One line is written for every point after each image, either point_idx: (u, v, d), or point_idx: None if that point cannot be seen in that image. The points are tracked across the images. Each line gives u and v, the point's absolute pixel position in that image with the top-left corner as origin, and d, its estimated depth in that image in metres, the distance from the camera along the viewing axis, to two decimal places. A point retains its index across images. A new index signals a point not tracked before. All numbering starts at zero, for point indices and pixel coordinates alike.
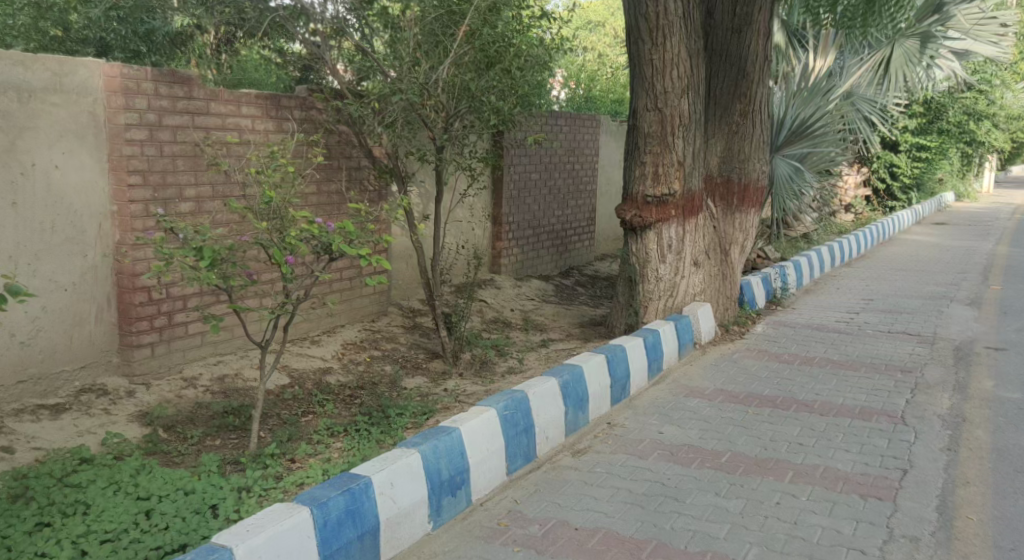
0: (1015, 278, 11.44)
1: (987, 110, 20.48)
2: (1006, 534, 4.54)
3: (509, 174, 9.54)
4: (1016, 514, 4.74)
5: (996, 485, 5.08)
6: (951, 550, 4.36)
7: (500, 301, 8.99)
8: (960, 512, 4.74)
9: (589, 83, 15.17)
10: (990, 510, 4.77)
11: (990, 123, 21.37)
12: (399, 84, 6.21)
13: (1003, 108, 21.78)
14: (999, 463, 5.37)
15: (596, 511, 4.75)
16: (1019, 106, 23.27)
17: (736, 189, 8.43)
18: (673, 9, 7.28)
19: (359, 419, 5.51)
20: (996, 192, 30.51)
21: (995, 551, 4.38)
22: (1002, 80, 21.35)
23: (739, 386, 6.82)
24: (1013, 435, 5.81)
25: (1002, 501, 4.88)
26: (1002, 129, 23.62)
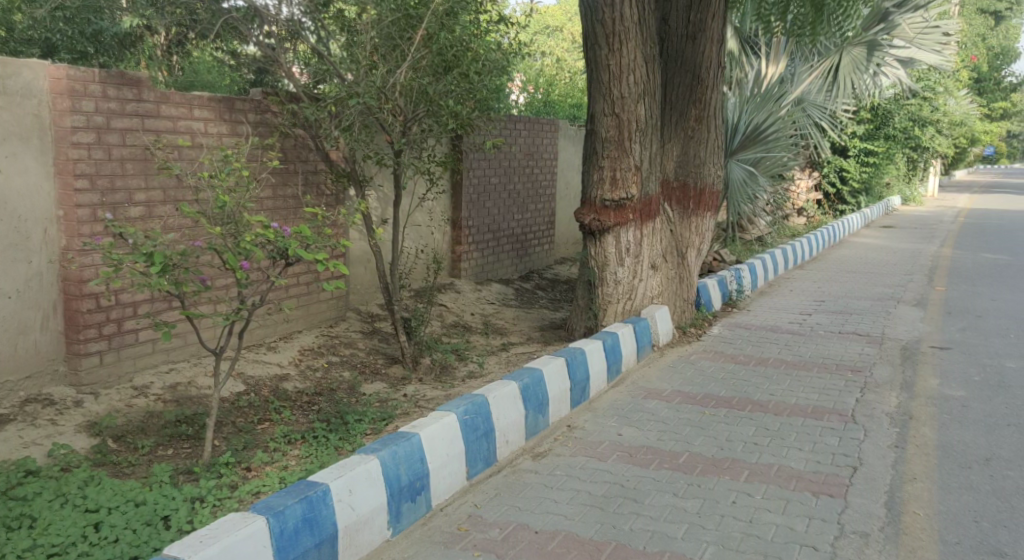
0: (960, 279, 11.71)
1: (931, 116, 20.98)
2: (951, 528, 4.63)
3: (467, 178, 9.53)
4: (960, 508, 4.84)
5: (942, 480, 5.18)
6: (899, 545, 4.44)
7: (459, 305, 8.97)
8: (908, 507, 4.83)
9: (548, 87, 15.22)
10: (935, 505, 4.87)
11: (934, 129, 21.91)
12: (356, 89, 6.17)
13: (946, 114, 22.35)
14: (943, 459, 5.48)
15: (555, 514, 4.76)
16: (963, 113, 23.88)
17: (692, 193, 8.51)
18: (629, 15, 7.34)
19: (317, 425, 5.46)
20: (942, 195, 31.23)
21: (940, 544, 4.46)
22: (945, 86, 21.89)
23: (697, 387, 6.88)
24: (958, 431, 5.94)
25: (947, 496, 4.98)
26: (946, 133, 24.19)
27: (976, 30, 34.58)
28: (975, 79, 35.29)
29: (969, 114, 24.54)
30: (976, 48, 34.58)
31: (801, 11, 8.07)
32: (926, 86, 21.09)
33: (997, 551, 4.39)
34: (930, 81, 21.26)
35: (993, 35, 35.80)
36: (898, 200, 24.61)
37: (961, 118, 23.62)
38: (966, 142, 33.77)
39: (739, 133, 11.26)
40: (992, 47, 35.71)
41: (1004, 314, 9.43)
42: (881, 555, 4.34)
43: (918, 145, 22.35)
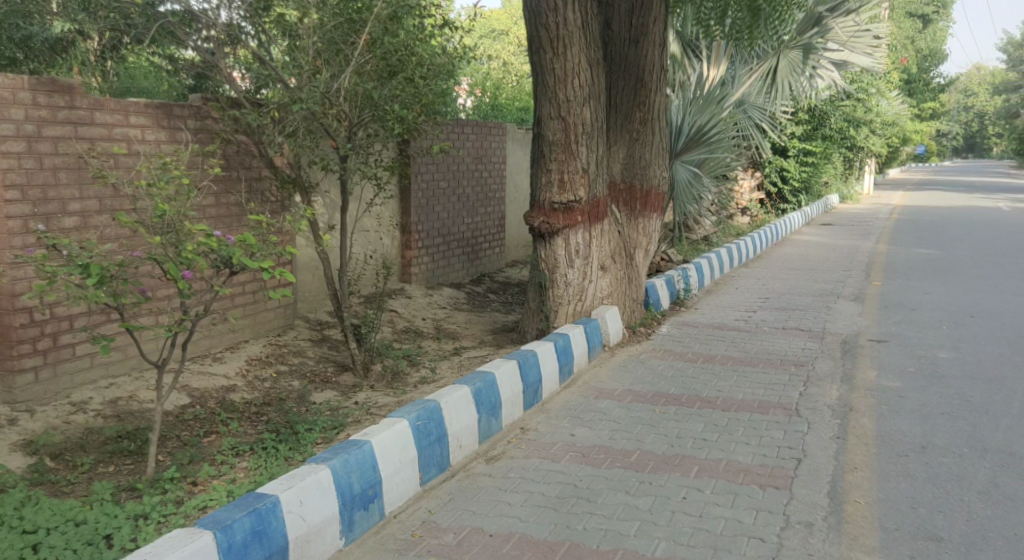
0: (896, 274, 11.99)
1: (863, 116, 21.45)
2: (890, 515, 4.71)
3: (416, 182, 9.48)
4: (898, 495, 4.93)
5: (881, 469, 5.28)
6: (842, 534, 4.51)
7: (411, 310, 8.92)
8: (849, 496, 4.91)
9: (495, 91, 15.20)
10: (875, 493, 4.96)
11: (866, 130, 22.50)
12: (299, 95, 6.08)
13: (878, 114, 22.86)
14: (882, 448, 5.59)
15: (509, 517, 4.74)
16: (895, 113, 24.50)
17: (639, 194, 8.59)
18: (573, 19, 7.38)
19: (266, 436, 5.37)
20: (878, 193, 31.98)
21: (881, 531, 4.53)
22: (877, 87, 22.39)
23: (647, 386, 6.93)
24: (895, 420, 6.06)
25: (886, 484, 5.08)
26: (879, 133, 24.70)
27: (905, 33, 35.40)
28: (906, 80, 36.13)
29: (901, 114, 25.12)
30: (907, 51, 35.48)
31: (738, 15, 8.18)
32: (859, 88, 21.52)
33: (934, 536, 4.48)
34: (864, 83, 21.74)
35: (921, 37, 36.65)
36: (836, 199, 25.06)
37: (893, 118, 24.13)
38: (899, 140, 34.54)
39: (683, 135, 11.38)
40: (920, 49, 36.58)
41: (937, 306, 9.68)
42: (825, 544, 4.41)
43: (853, 145, 22.84)
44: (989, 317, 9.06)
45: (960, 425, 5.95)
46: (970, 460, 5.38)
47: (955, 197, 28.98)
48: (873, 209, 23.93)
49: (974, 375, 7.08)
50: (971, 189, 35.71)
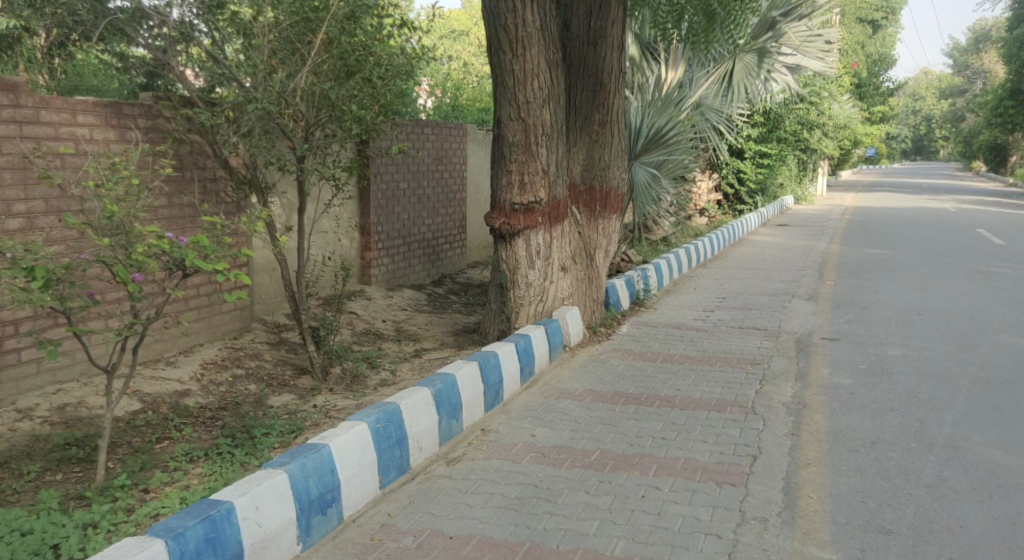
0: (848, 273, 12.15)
1: (816, 119, 21.76)
2: (842, 509, 4.76)
3: (375, 183, 9.40)
4: (849, 489, 4.99)
5: (833, 464, 5.33)
6: (795, 528, 4.55)
7: (370, 312, 8.84)
8: (802, 492, 4.95)
9: (456, 92, 15.15)
10: (827, 488, 5.01)
11: (819, 133, 22.81)
12: (254, 95, 5.99)
13: (830, 118, 23.19)
14: (834, 443, 5.65)
15: (469, 518, 4.71)
16: (847, 116, 24.89)
17: (599, 195, 8.60)
18: (531, 21, 7.37)
19: (221, 441, 5.28)
20: (830, 194, 32.43)
21: (833, 525, 4.58)
22: (830, 91, 22.71)
23: (607, 385, 6.94)
24: (846, 417, 6.13)
25: (839, 479, 5.13)
26: (831, 136, 25.08)
27: (856, 38, 35.98)
28: (857, 84, 36.72)
29: (852, 118, 25.52)
30: (857, 56, 36.06)
31: (694, 18, 8.21)
32: (812, 91, 21.78)
33: (883, 529, 4.54)
34: (816, 86, 22.00)
35: (871, 42, 37.27)
36: (791, 200, 25.40)
37: (844, 121, 24.50)
38: (852, 143, 35.09)
39: (642, 137, 11.43)
40: (870, 54, 37.25)
41: (887, 305, 9.83)
42: (779, 539, 4.45)
43: (806, 147, 23.16)
44: (936, 315, 9.23)
45: (909, 420, 6.03)
46: (918, 454, 5.46)
47: (904, 198, 29.54)
48: (827, 210, 24.29)
49: (922, 371, 7.19)
50: (920, 190, 36.40)
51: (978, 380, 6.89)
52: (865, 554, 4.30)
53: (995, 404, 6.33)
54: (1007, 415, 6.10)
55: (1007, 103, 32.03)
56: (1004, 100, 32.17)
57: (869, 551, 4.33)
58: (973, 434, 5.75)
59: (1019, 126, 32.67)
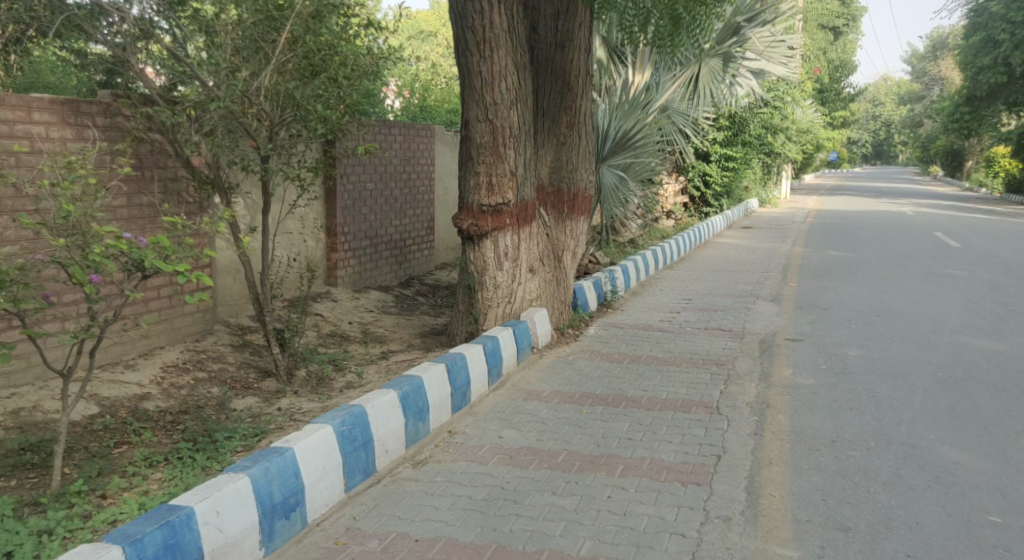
0: (811, 275, 12.27)
1: (780, 124, 21.98)
2: (803, 507, 4.78)
3: (341, 184, 9.33)
4: (810, 487, 5.02)
5: (795, 463, 5.37)
6: (757, 527, 4.57)
7: (336, 314, 8.76)
8: (765, 490, 4.98)
9: (423, 93, 15.08)
10: (789, 486, 5.04)
11: (783, 137, 23.03)
12: (216, 93, 5.92)
13: (793, 122, 23.42)
14: (796, 443, 5.69)
15: (435, 520, 4.67)
16: (810, 120, 25.14)
17: (566, 197, 8.62)
18: (499, 22, 7.35)
19: (182, 445, 5.20)
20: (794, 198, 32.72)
21: (794, 523, 4.60)
22: (793, 96, 22.92)
23: (574, 386, 6.93)
24: (809, 416, 6.18)
25: (800, 477, 5.17)
26: (795, 141, 25.34)
27: (818, 44, 36.40)
28: (819, 89, 37.11)
29: (815, 123, 25.78)
30: (819, 61, 36.46)
31: (660, 23, 8.25)
32: (776, 96, 21.96)
33: (842, 526, 4.57)
34: (780, 91, 22.10)
35: (833, 48, 37.73)
36: (755, 203, 25.63)
37: (807, 126, 24.77)
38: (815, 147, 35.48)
39: (609, 139, 11.46)
40: (832, 60, 37.67)
41: (848, 306, 9.93)
42: (742, 537, 4.47)
43: (770, 151, 23.37)
44: (894, 316, 9.35)
45: (867, 419, 6.09)
46: (877, 453, 5.51)
47: (864, 202, 29.94)
48: (790, 213, 24.53)
49: (881, 370, 7.27)
50: (880, 194, 36.88)
51: (935, 379, 6.98)
52: (825, 551, 4.33)
53: (951, 403, 6.42)
54: (963, 414, 6.18)
55: (963, 109, 32.54)
56: (961, 106, 32.72)
57: (829, 548, 4.36)
58: (930, 432, 5.82)
59: (975, 132, 33.22)
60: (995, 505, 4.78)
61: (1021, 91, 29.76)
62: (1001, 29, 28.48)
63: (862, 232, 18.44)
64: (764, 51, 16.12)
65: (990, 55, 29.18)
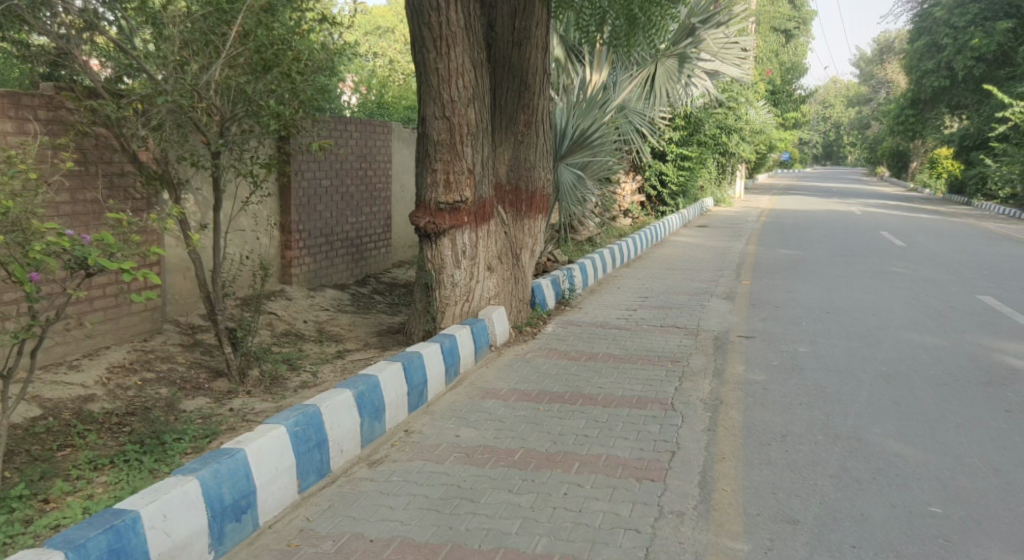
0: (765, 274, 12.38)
1: (735, 124, 22.17)
2: (754, 501, 4.81)
3: (296, 181, 9.21)
4: (761, 481, 5.05)
5: (747, 458, 5.40)
6: (709, 521, 4.59)
7: (291, 313, 8.64)
8: (717, 485, 5.00)
9: (381, 89, 14.94)
10: (741, 481, 5.07)
11: (737, 138, 23.23)
12: (164, 87, 5.78)
13: (747, 123, 23.61)
14: (747, 438, 5.72)
15: (391, 520, 4.61)
16: (763, 122, 25.41)
17: (525, 196, 8.60)
18: (455, 19, 7.29)
19: (129, 448, 5.08)
20: (746, 196, 32.97)
21: (744, 516, 4.63)
22: (747, 97, 23.14)
23: (531, 384, 6.91)
24: (761, 411, 6.23)
25: (752, 471, 5.20)
26: (748, 141, 25.54)
27: (770, 47, 36.82)
28: (771, 91, 37.51)
29: (766, 125, 26.06)
30: (771, 63, 36.87)
31: (616, 24, 8.30)
32: (730, 97, 22.11)
33: (791, 518, 4.61)
34: (735, 92, 22.23)
35: (785, 51, 38.24)
36: (710, 202, 25.84)
37: (760, 126, 25.04)
38: (767, 149, 35.89)
39: (567, 138, 11.47)
40: (784, 62, 38.06)
41: (800, 304, 10.03)
42: (694, 531, 4.48)
43: (725, 152, 23.57)
44: (843, 313, 9.47)
45: (816, 414, 6.15)
46: (825, 447, 5.56)
47: (814, 202, 30.31)
48: (743, 212, 24.77)
49: (831, 367, 7.35)
50: (831, 194, 37.38)
51: (881, 375, 7.07)
52: (773, 544, 4.36)
53: (895, 398, 6.50)
54: (906, 408, 6.27)
55: (908, 112, 33.11)
56: (906, 108, 33.32)
57: (777, 540, 4.39)
58: (874, 426, 5.90)
59: (920, 134, 33.86)
60: (937, 497, 4.85)
61: (963, 94, 30.51)
62: (944, 34, 29.19)
63: (812, 231, 18.69)
64: (718, 53, 16.15)
65: (934, 59, 29.83)
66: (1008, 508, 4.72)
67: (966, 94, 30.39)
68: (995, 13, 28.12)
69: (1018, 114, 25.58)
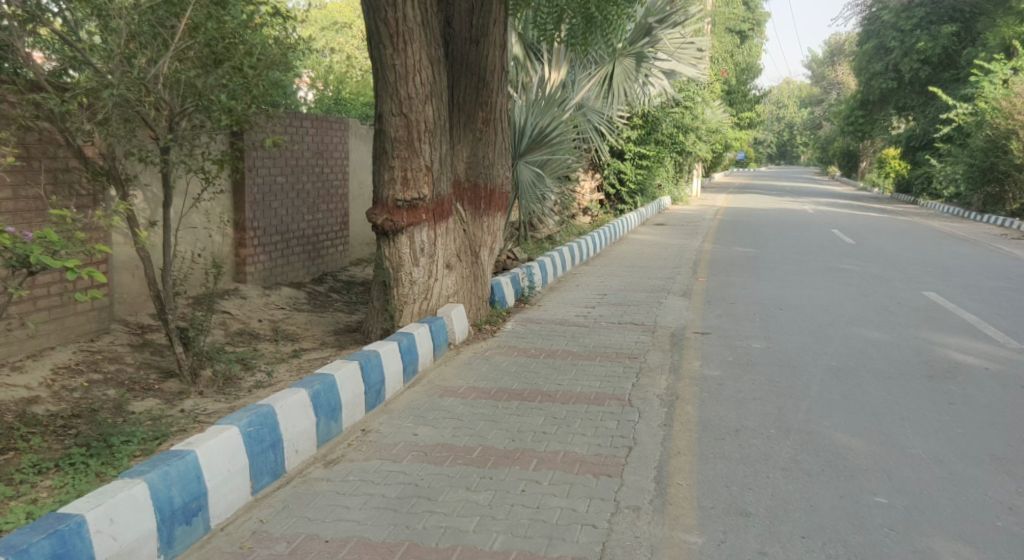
0: (721, 271, 12.47)
1: (692, 123, 22.30)
2: (709, 495, 4.82)
3: (250, 177, 9.06)
4: (715, 475, 5.07)
5: (702, 452, 5.42)
6: (665, 515, 4.59)
7: (245, 311, 8.50)
8: (673, 479, 5.01)
9: (338, 85, 14.80)
10: (696, 475, 5.08)
11: (694, 137, 23.41)
12: (110, 80, 5.61)
13: (704, 122, 23.78)
14: (702, 433, 5.74)
15: (346, 520, 4.55)
16: (719, 122, 25.64)
17: (483, 193, 8.55)
18: (412, 15, 7.23)
19: (74, 451, 4.95)
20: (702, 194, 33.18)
21: (699, 510, 4.64)
22: (703, 97, 23.31)
23: (490, 382, 6.87)
24: (716, 406, 6.25)
25: (707, 465, 5.22)
26: (705, 140, 25.76)
27: (725, 47, 37.20)
28: (727, 91, 37.86)
29: (722, 124, 26.29)
30: (726, 63, 37.23)
31: (573, 21, 8.34)
32: (687, 96, 22.24)
33: (744, 511, 4.63)
34: (691, 91, 22.35)
35: (739, 52, 38.67)
36: (667, 200, 25.98)
37: (716, 126, 25.18)
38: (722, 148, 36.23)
39: (526, 136, 11.46)
40: (738, 63, 38.46)
41: (754, 301, 10.12)
42: (650, 526, 4.48)
43: (682, 150, 23.74)
44: (795, 309, 9.57)
45: (769, 408, 6.20)
46: (776, 440, 5.60)
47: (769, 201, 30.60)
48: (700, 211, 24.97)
49: (784, 361, 7.42)
50: (785, 193, 37.82)
51: (831, 369, 7.15)
52: (726, 536, 4.38)
53: (844, 391, 6.58)
54: (854, 402, 6.34)
55: (857, 113, 33.69)
56: (855, 110, 33.88)
57: (730, 533, 4.41)
58: (825, 419, 5.96)
59: (870, 135, 34.45)
60: (882, 487, 4.90)
61: (910, 96, 31.12)
62: (892, 37, 29.73)
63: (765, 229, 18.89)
64: (675, 53, 16.22)
65: (882, 61, 30.42)
66: (950, 497, 4.79)
67: (912, 96, 31.00)
68: (939, 17, 28.74)
69: (961, 115, 26.12)
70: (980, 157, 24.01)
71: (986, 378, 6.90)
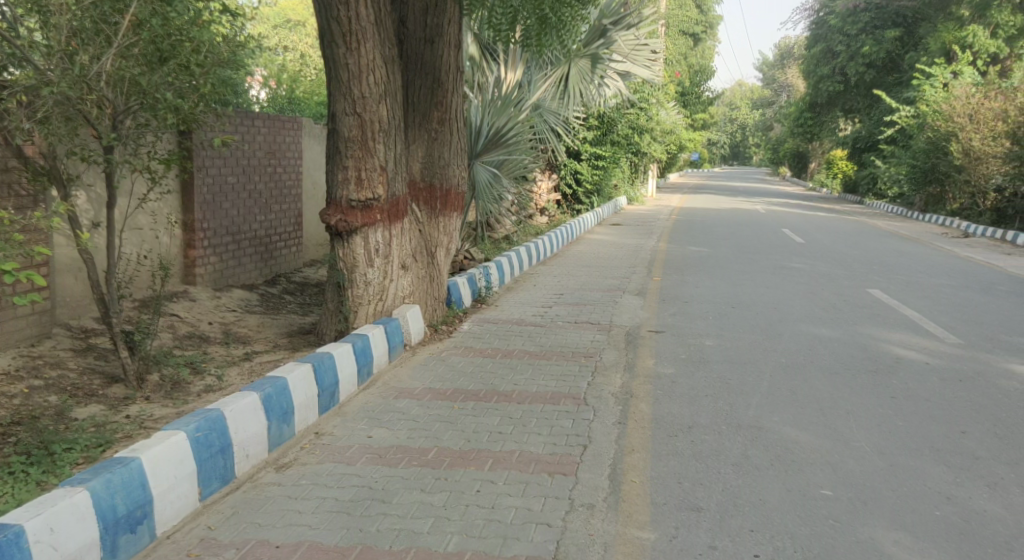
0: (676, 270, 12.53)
1: (646, 124, 22.41)
2: (661, 491, 4.84)
3: (199, 177, 8.90)
4: (668, 472, 5.08)
5: (655, 449, 5.44)
6: (619, 512, 4.58)
7: (195, 314, 8.35)
8: (626, 477, 5.01)
9: (291, 84, 14.62)
10: (648, 472, 5.09)
11: (649, 138, 23.58)
12: (51, 78, 5.47)
13: (659, 123, 23.94)
14: (655, 430, 5.76)
15: (298, 525, 4.47)
16: (674, 123, 25.87)
17: (438, 193, 8.50)
18: (365, 14, 7.15)
19: (13, 459, 4.79)
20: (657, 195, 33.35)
21: (651, 506, 4.65)
22: (657, 98, 23.47)
23: (446, 382, 6.82)
24: (668, 404, 6.28)
25: (660, 462, 5.23)
26: (660, 141, 25.97)
27: (678, 49, 37.56)
28: (679, 93, 38.14)
29: (676, 125, 26.53)
30: (679, 65, 37.55)
31: (528, 22, 8.32)
32: (641, 97, 22.39)
33: (695, 506, 4.64)
34: (645, 93, 22.51)
35: (691, 55, 39.10)
36: (623, 200, 26.13)
37: (670, 127, 25.39)
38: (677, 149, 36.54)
39: (482, 136, 11.41)
40: (691, 65, 38.84)
41: (708, 299, 10.19)
42: (604, 523, 4.47)
43: (638, 151, 23.88)
44: (747, 307, 9.66)
45: (720, 405, 6.24)
46: (727, 436, 5.63)
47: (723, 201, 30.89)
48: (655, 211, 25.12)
49: (735, 358, 7.48)
50: (739, 193, 38.22)
51: (781, 365, 7.23)
52: (678, 532, 4.38)
53: (794, 387, 6.65)
54: (804, 397, 6.41)
55: (807, 114, 34.21)
56: (806, 112, 34.40)
57: (682, 528, 4.42)
58: (775, 415, 6.01)
59: (819, 136, 34.99)
60: (829, 480, 4.96)
61: (857, 98, 31.67)
62: (840, 41, 30.24)
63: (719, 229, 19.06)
64: (629, 54, 16.33)
65: (830, 65, 30.95)
66: (893, 488, 4.86)
67: (860, 99, 31.55)
68: (884, 22, 29.23)
69: (904, 118, 26.67)
70: (922, 158, 24.50)
71: (929, 373, 7.03)
